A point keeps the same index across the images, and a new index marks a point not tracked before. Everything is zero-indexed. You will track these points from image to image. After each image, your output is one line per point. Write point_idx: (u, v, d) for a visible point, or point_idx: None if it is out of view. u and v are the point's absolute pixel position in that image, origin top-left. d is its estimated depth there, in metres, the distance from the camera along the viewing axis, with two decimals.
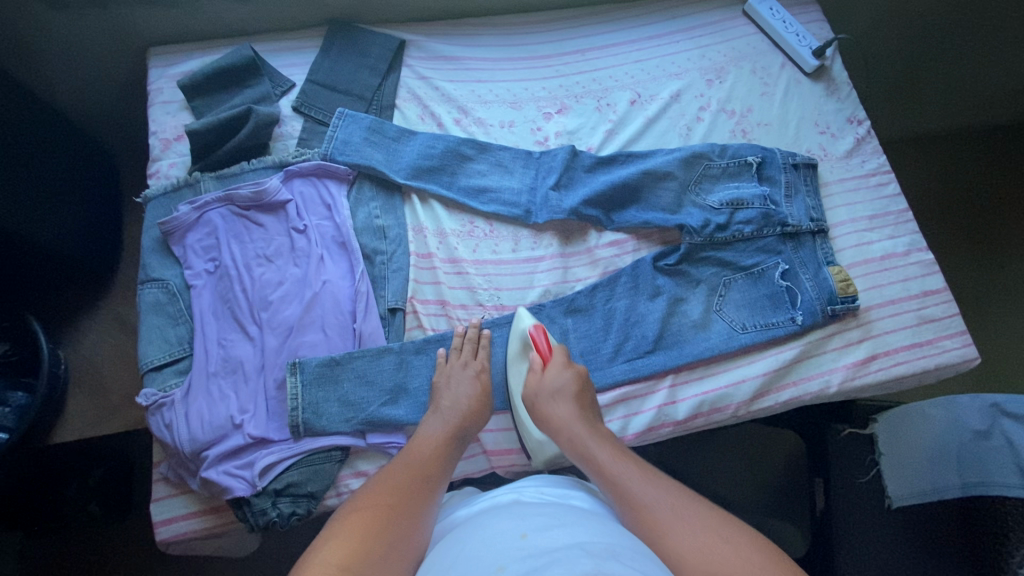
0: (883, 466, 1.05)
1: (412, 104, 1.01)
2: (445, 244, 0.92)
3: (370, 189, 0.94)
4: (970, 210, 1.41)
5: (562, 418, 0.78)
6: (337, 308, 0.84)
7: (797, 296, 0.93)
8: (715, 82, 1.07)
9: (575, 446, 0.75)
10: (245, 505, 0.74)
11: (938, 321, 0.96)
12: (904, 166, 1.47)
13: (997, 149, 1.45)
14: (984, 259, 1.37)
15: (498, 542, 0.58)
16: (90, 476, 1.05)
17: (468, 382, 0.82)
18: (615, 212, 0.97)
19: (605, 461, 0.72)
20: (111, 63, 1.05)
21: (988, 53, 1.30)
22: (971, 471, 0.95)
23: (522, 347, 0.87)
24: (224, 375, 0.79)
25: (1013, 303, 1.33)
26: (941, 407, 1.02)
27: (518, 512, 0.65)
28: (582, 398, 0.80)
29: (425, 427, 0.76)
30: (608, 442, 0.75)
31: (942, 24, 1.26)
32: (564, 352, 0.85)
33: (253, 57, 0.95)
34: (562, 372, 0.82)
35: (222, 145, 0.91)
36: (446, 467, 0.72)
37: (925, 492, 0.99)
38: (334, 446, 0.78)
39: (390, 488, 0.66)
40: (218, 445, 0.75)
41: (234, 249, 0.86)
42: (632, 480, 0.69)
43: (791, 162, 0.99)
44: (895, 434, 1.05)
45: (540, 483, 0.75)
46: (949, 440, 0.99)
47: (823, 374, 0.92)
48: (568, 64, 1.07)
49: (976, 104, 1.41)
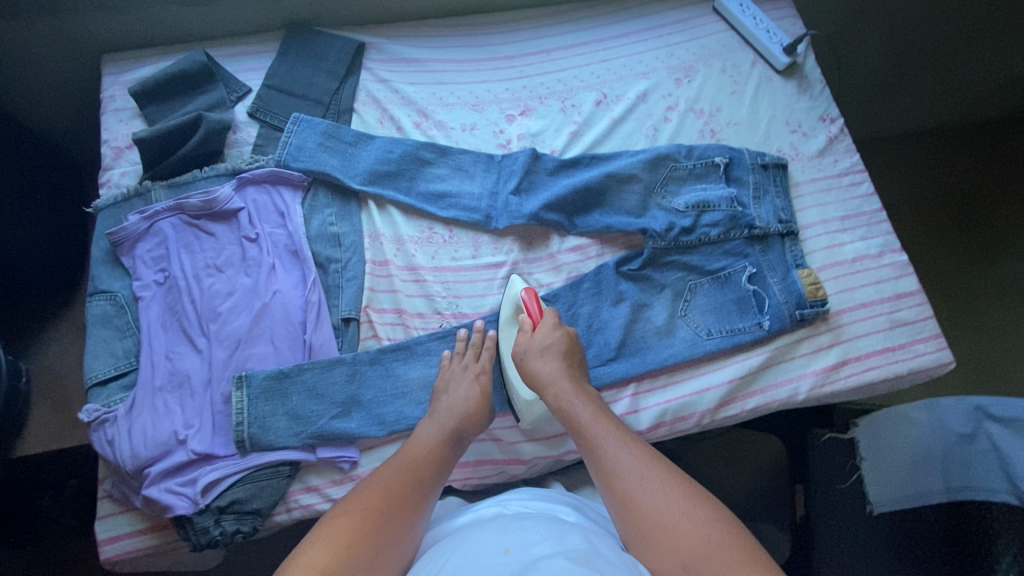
0: (865, 470, 1.03)
1: (371, 108, 0.99)
2: (403, 251, 0.90)
3: (325, 195, 0.91)
4: (961, 208, 1.38)
5: (549, 373, 0.78)
6: (287, 319, 0.82)
7: (764, 300, 0.91)
8: (683, 81, 1.05)
9: (559, 403, 0.76)
10: (187, 524, 0.73)
11: (912, 325, 0.93)
12: (892, 163, 1.44)
13: (994, 145, 1.41)
14: (977, 258, 1.34)
15: (481, 557, 0.57)
16: (64, 486, 1.07)
17: (468, 384, 0.79)
18: (578, 216, 0.94)
19: (585, 420, 0.73)
20: (54, 61, 1.00)
21: (978, 43, 1.26)
22: (955, 474, 0.94)
23: (514, 312, 0.87)
24: (171, 390, 0.78)
25: (1008, 305, 1.29)
26: (925, 410, 0.98)
27: (501, 523, 0.64)
28: (571, 359, 0.80)
29: (421, 431, 0.75)
30: (593, 402, 0.76)
31: (930, 11, 1.22)
32: (554, 315, 0.84)
33: (206, 62, 0.93)
34: (552, 331, 0.82)
35: (173, 153, 0.89)
36: (442, 472, 0.71)
37: (907, 497, 0.98)
38: (282, 461, 0.76)
39: (381, 488, 0.65)
40: (161, 461, 0.74)
41: (183, 259, 0.84)
42: (610, 445, 0.70)
43: (759, 163, 0.96)
44: (875, 436, 1.03)
45: (526, 497, 0.74)
46: (936, 441, 0.95)
47: (791, 382, 0.89)
48: (532, 65, 1.05)
49: (970, 97, 1.37)
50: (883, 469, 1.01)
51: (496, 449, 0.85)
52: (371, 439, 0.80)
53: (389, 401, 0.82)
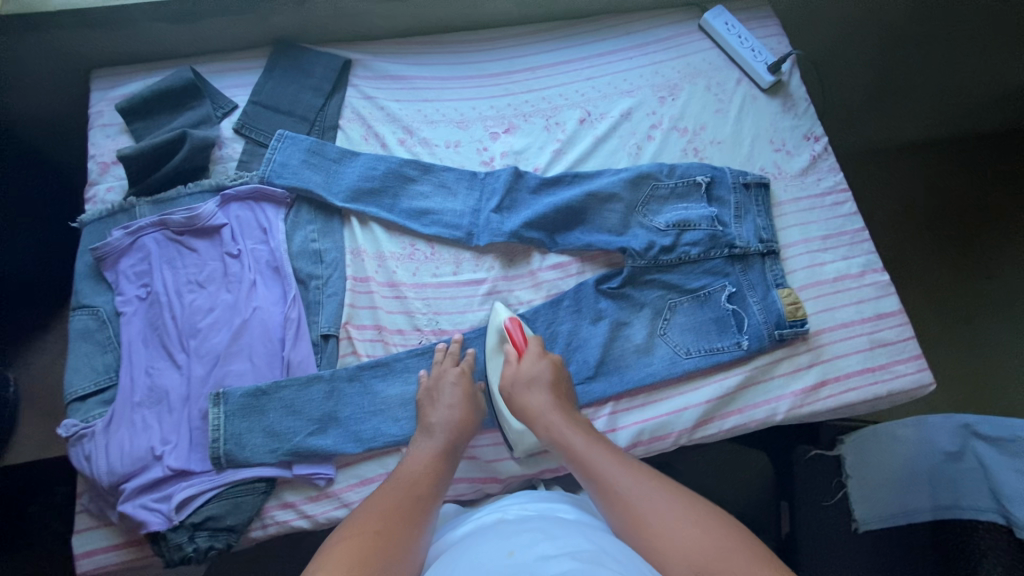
0: (851, 488, 1.05)
1: (356, 124, 1.00)
2: (384, 268, 0.90)
3: (308, 212, 0.92)
4: (952, 224, 1.38)
5: (539, 406, 0.79)
6: (266, 336, 0.83)
7: (743, 320, 0.91)
8: (668, 99, 1.05)
9: (552, 435, 0.76)
10: (161, 540, 0.73)
11: (892, 345, 0.93)
12: (890, 174, 1.42)
13: (990, 159, 1.41)
14: (966, 273, 1.34)
15: (485, 558, 0.58)
16: (54, 493, 1.04)
17: (449, 394, 0.81)
18: (559, 234, 0.95)
19: (579, 447, 0.74)
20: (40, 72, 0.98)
21: (974, 56, 1.27)
22: (943, 492, 0.96)
23: (499, 341, 0.87)
24: (149, 406, 0.78)
25: (998, 320, 1.29)
26: (912, 427, 1.00)
27: (502, 530, 0.65)
28: (558, 388, 0.81)
29: (415, 447, 0.76)
30: (584, 430, 0.77)
31: (923, 21, 1.24)
32: (539, 344, 0.85)
33: (193, 79, 0.95)
34: (538, 362, 0.83)
35: (158, 170, 0.90)
36: (438, 487, 0.72)
37: (895, 514, 1.00)
38: (258, 478, 0.77)
39: (387, 509, 0.65)
40: (136, 476, 0.74)
41: (165, 275, 0.85)
42: (607, 467, 0.71)
43: (741, 182, 0.97)
44: (862, 454, 1.05)
45: (524, 500, 0.76)
46: (922, 457, 0.98)
47: (769, 402, 0.89)
48: (517, 83, 1.05)
49: (968, 109, 1.36)
50: (868, 489, 1.03)
51: (472, 466, 0.85)
52: (347, 456, 0.81)
53: (367, 418, 0.83)
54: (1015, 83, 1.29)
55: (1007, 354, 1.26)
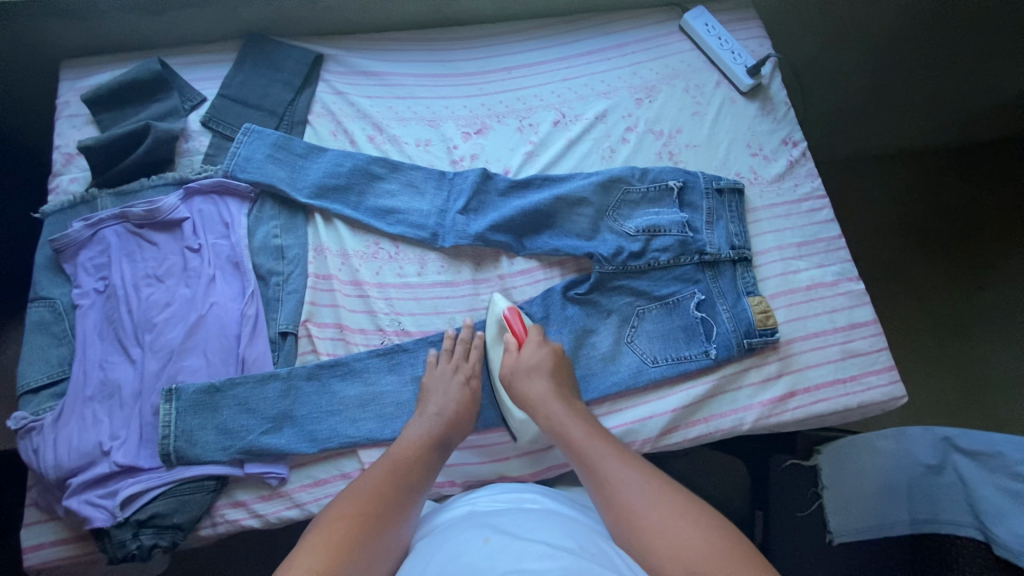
0: (826, 498, 1.03)
1: (326, 120, 0.98)
2: (347, 265, 0.89)
3: (272, 207, 0.91)
4: (949, 238, 1.36)
5: (539, 395, 0.79)
6: (222, 332, 0.82)
7: (711, 328, 0.90)
8: (644, 101, 1.03)
9: (552, 425, 0.77)
10: (105, 537, 0.72)
11: (866, 356, 0.91)
12: (883, 184, 1.42)
13: (992, 172, 1.38)
14: (957, 283, 1.32)
15: (461, 551, 0.59)
16: None
17: (455, 388, 0.81)
18: (528, 238, 0.93)
19: (577, 440, 0.74)
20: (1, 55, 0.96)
21: (969, 66, 1.24)
22: (921, 506, 0.94)
23: (499, 331, 0.88)
24: (101, 400, 0.77)
25: (997, 332, 1.27)
26: (892, 438, 0.97)
27: (478, 522, 0.65)
28: (559, 376, 0.81)
29: (411, 428, 0.77)
30: (584, 422, 0.77)
31: (916, 28, 1.21)
32: (540, 331, 0.85)
33: (160, 71, 0.93)
34: (538, 350, 0.82)
35: (122, 161, 0.89)
36: (431, 468, 0.73)
37: (872, 527, 0.98)
38: (206, 476, 0.76)
39: (372, 491, 0.67)
40: (84, 472, 0.73)
41: (124, 268, 0.84)
42: (606, 459, 0.71)
43: (714, 187, 0.95)
44: (840, 466, 1.03)
45: (497, 491, 0.76)
46: (901, 468, 0.96)
47: (736, 412, 0.88)
48: (491, 83, 1.04)
49: (965, 118, 1.34)
50: (843, 501, 1.01)
51: None
52: (302, 456, 0.80)
53: (323, 418, 0.81)
54: (1013, 91, 1.27)
55: (1004, 359, 1.24)
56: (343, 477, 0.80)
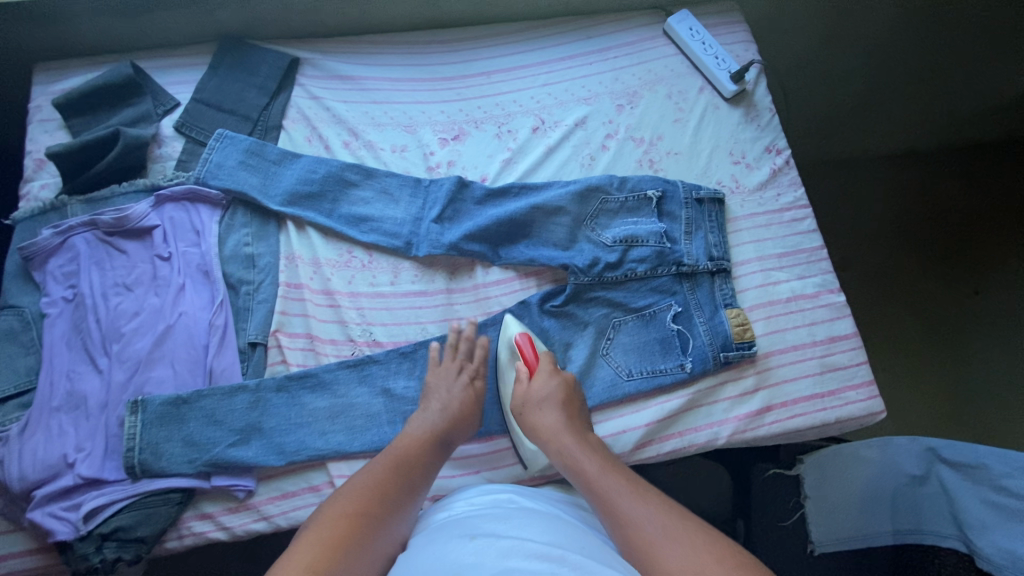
0: (808, 509, 1.01)
1: (301, 125, 0.97)
2: (319, 275, 0.88)
3: (243, 215, 0.90)
4: (944, 245, 1.34)
5: (549, 427, 0.76)
6: (190, 342, 0.82)
7: (687, 341, 0.89)
8: (626, 107, 1.02)
9: (564, 460, 0.74)
10: (69, 550, 0.72)
11: (844, 370, 0.90)
12: (874, 185, 1.40)
13: (990, 175, 1.36)
14: (954, 289, 1.30)
15: (449, 549, 0.58)
16: None
17: (458, 387, 0.81)
18: (504, 248, 0.92)
19: (591, 473, 0.71)
20: None
21: (967, 66, 1.22)
22: (904, 517, 0.93)
23: (510, 356, 0.87)
24: (67, 411, 0.77)
25: (993, 337, 1.25)
26: (877, 448, 0.94)
27: (461, 523, 0.65)
28: (570, 407, 0.79)
29: (414, 423, 0.77)
30: (598, 454, 0.74)
31: (916, 29, 1.18)
32: (551, 360, 0.83)
33: (133, 75, 0.92)
34: (549, 379, 0.81)
35: (92, 166, 0.88)
36: (431, 466, 0.73)
37: (855, 538, 0.97)
38: (171, 488, 0.75)
39: (373, 488, 0.66)
40: (48, 484, 0.73)
41: (93, 276, 0.83)
42: (620, 495, 0.67)
43: (694, 197, 0.94)
44: (822, 476, 1.00)
45: (472, 495, 0.75)
46: (887, 479, 0.93)
47: (711, 426, 0.87)
48: (470, 88, 1.02)
49: (963, 119, 1.32)
50: (827, 513, 0.99)
51: None
52: (269, 468, 0.79)
53: (292, 430, 0.81)
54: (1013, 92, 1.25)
55: (1002, 366, 1.22)
56: (310, 490, 0.80)
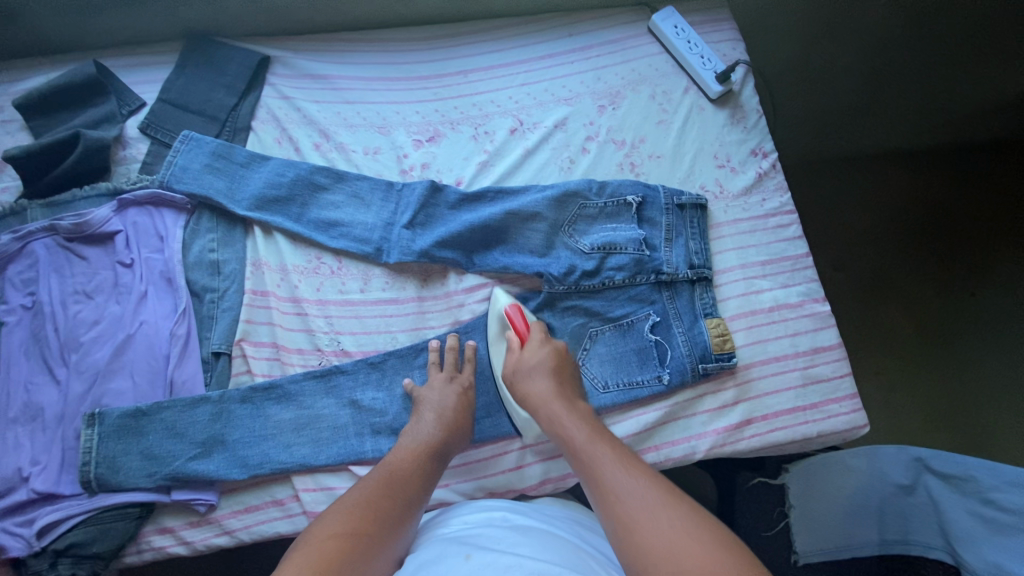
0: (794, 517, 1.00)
1: (270, 126, 0.94)
2: (287, 282, 0.86)
3: (209, 220, 0.88)
4: (939, 249, 1.30)
5: (539, 395, 0.75)
6: (151, 352, 0.79)
7: (665, 352, 0.86)
8: (608, 108, 0.98)
9: (552, 426, 0.73)
10: (23, 566, 0.71)
11: (827, 382, 0.88)
12: (868, 186, 1.36)
13: (987, 178, 1.32)
14: (950, 293, 1.27)
15: (441, 566, 0.57)
16: None
17: (452, 396, 0.79)
18: (478, 254, 0.89)
19: (577, 441, 0.69)
20: None
21: (964, 61, 1.19)
22: (890, 528, 0.89)
23: (501, 328, 0.85)
24: (23, 423, 0.75)
25: (991, 344, 1.20)
26: (863, 457, 0.89)
27: (456, 539, 0.64)
28: (561, 376, 0.77)
29: (408, 435, 0.75)
30: (587, 423, 0.72)
31: (910, 23, 1.15)
32: (541, 329, 0.82)
33: (96, 74, 0.89)
34: (539, 348, 0.79)
35: (53, 169, 0.86)
36: (429, 476, 0.72)
37: (840, 548, 0.95)
38: (130, 503, 0.74)
39: (366, 503, 0.65)
40: (3, 499, 0.72)
41: (52, 283, 0.81)
42: (607, 463, 0.65)
43: (675, 203, 0.91)
44: (808, 483, 0.97)
45: (462, 512, 0.73)
46: (872, 494, 0.89)
47: (687, 440, 0.84)
48: (447, 87, 0.99)
49: (965, 117, 1.28)
50: (810, 520, 0.98)
51: None
52: (232, 482, 0.77)
53: (256, 443, 0.78)
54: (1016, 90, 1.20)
55: (1000, 374, 1.17)
56: (274, 504, 0.78)
